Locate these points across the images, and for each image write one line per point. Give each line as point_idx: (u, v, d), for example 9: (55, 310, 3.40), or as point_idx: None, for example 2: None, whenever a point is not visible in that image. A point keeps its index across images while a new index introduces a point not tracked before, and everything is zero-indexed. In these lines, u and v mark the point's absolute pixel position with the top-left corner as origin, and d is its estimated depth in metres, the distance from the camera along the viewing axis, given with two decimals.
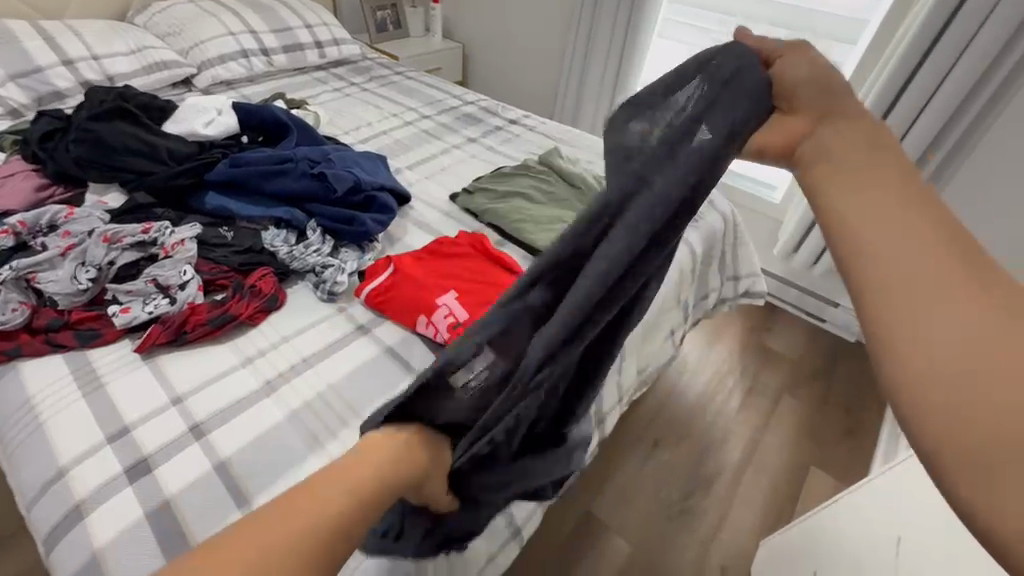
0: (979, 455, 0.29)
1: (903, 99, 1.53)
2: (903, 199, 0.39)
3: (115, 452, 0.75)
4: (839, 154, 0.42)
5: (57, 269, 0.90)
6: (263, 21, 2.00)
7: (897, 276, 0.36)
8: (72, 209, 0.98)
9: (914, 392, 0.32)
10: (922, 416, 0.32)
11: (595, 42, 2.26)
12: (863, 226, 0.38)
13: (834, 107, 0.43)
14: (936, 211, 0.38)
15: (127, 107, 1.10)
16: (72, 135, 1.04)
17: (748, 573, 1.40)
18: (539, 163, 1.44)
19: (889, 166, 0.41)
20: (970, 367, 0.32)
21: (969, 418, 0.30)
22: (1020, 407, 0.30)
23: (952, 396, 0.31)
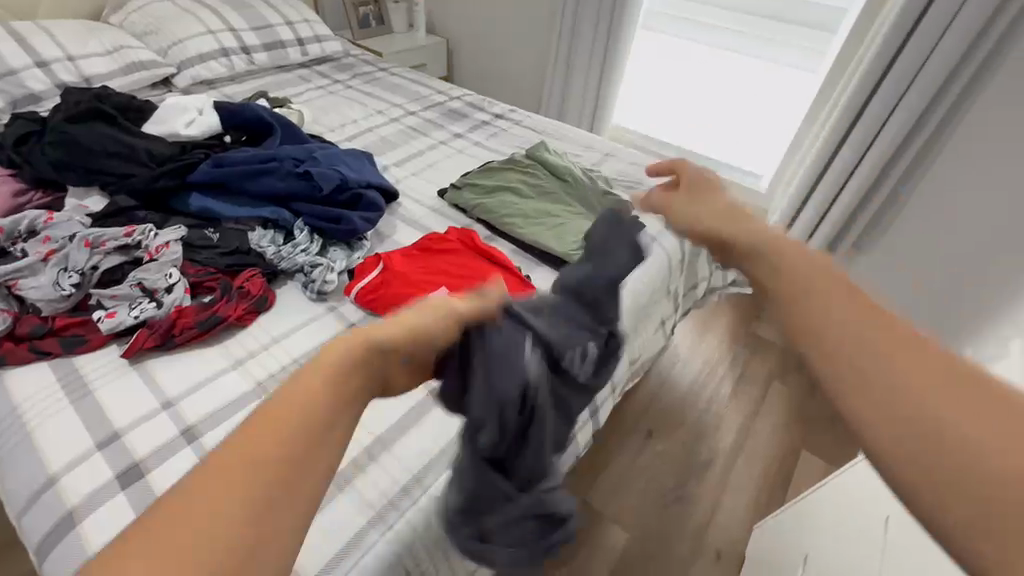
0: (936, 472, 0.32)
1: (888, 79, 1.59)
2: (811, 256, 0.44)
3: (105, 459, 0.74)
4: (756, 240, 0.48)
5: (39, 275, 0.88)
6: (243, 18, 1.97)
7: (825, 314, 0.39)
8: (52, 214, 0.96)
9: (867, 421, 0.34)
10: (878, 441, 0.34)
11: (579, 34, 2.25)
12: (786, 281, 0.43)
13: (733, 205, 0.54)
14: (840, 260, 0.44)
15: (104, 108, 1.07)
16: (48, 138, 1.02)
17: (743, 556, 1.43)
18: (526, 157, 1.44)
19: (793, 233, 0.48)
20: (906, 390, 0.34)
21: (920, 435, 0.33)
22: (954, 421, 0.32)
23: (899, 417, 0.34)
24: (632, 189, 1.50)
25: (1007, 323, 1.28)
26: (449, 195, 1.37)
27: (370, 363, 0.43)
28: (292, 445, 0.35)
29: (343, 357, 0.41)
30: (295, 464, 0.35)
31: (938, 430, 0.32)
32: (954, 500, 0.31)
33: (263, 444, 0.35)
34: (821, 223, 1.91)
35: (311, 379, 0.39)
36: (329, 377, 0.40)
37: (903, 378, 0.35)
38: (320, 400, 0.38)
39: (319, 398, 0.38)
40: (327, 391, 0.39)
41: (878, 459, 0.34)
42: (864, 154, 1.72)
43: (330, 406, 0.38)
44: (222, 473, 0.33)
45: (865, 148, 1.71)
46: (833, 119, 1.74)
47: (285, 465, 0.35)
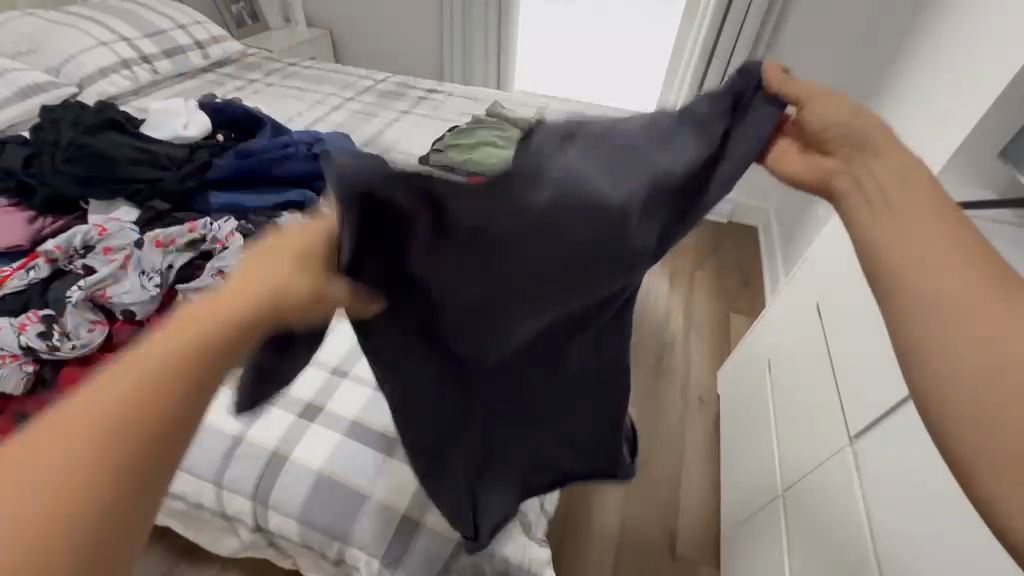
0: (920, 312, 0.46)
1: (729, 23, 2.06)
2: (931, 209, 0.51)
3: (280, 407, 0.84)
4: (884, 188, 0.53)
5: (123, 282, 0.90)
6: (131, 27, 1.83)
7: (892, 232, 0.51)
8: (103, 227, 0.96)
9: (899, 277, 0.49)
10: (903, 291, 0.48)
11: (471, 9, 2.45)
12: (874, 216, 0.53)
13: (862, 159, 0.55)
14: (945, 217, 0.50)
15: (112, 115, 1.06)
16: (61, 154, 0.99)
17: (717, 394, 1.88)
18: (488, 116, 1.64)
19: (930, 198, 0.51)
20: (937, 277, 0.47)
21: (923, 304, 0.46)
22: (953, 307, 0.45)
23: (915, 284, 0.47)
24: None
25: None
26: (432, 158, 1.54)
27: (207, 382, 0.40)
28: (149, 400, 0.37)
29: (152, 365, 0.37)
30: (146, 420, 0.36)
31: (920, 302, 0.46)
32: (939, 345, 0.44)
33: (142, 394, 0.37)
34: None
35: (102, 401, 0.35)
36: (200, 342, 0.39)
37: (936, 288, 0.46)
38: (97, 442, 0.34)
39: (80, 427, 0.34)
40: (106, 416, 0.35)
41: (893, 305, 0.48)
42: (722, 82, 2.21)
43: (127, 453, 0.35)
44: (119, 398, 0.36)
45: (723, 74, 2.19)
46: (696, 55, 2.19)
47: (41, 513, 0.31)
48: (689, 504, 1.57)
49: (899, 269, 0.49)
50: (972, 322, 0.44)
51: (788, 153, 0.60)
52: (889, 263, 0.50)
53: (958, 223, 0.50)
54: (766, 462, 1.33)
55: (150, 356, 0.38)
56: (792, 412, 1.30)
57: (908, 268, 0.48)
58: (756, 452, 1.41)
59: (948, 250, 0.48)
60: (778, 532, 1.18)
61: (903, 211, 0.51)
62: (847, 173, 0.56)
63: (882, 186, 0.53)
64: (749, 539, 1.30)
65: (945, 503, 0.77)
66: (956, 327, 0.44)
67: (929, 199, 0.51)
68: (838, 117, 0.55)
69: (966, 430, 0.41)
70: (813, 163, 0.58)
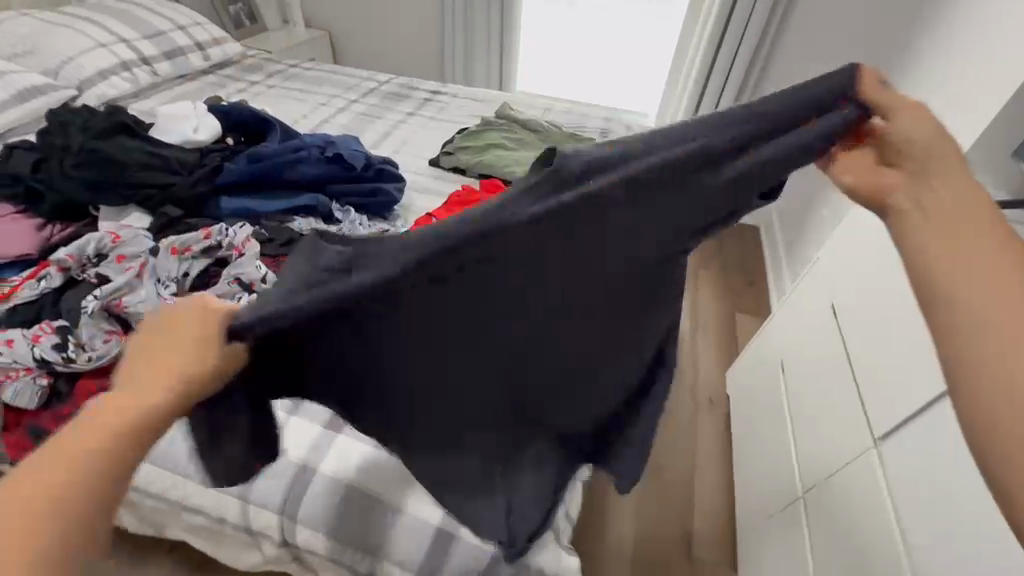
0: (958, 326, 0.46)
1: (733, 24, 2.07)
2: (981, 227, 0.50)
3: (305, 418, 0.83)
4: (936, 202, 0.52)
5: (138, 291, 0.88)
6: (129, 28, 1.79)
7: (940, 244, 0.50)
8: (116, 234, 0.92)
9: (941, 291, 0.49)
10: (944, 305, 0.48)
11: (474, 11, 2.44)
12: (921, 229, 0.52)
13: (921, 170, 0.54)
14: (995, 234, 0.50)
15: (123, 117, 1.02)
16: (72, 160, 0.95)
17: (726, 394, 1.88)
18: (497, 117, 1.63)
19: (983, 215, 0.51)
20: (981, 292, 0.47)
21: (961, 319, 0.46)
22: (990, 323, 0.45)
23: (957, 298, 0.47)
24: (581, 131, 1.78)
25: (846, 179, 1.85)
26: (443, 161, 1.52)
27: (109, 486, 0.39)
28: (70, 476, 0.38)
29: (36, 481, 0.36)
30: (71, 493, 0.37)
31: (958, 315, 0.47)
32: (973, 361, 0.44)
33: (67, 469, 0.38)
34: None
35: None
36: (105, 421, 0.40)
37: (977, 305, 0.46)
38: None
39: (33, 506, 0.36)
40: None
41: (932, 318, 0.49)
42: (726, 83, 2.20)
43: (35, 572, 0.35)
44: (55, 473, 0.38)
45: (727, 75, 2.19)
46: (699, 56, 2.19)
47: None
48: (704, 506, 1.57)
49: (948, 278, 0.48)
50: (1009, 342, 0.44)
51: (848, 167, 0.58)
52: (932, 274, 0.50)
53: (1010, 241, 0.49)
54: (782, 466, 1.33)
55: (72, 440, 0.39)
56: (808, 414, 1.29)
57: (949, 281, 0.48)
58: (771, 455, 1.40)
59: (994, 268, 0.48)
60: (799, 536, 1.18)
61: (953, 227, 0.51)
62: (903, 183, 0.55)
63: (937, 210, 0.52)
64: (766, 542, 1.30)
65: (976, 515, 0.77)
66: (992, 345, 0.44)
67: (983, 217, 0.51)
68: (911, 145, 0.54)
69: (998, 439, 0.41)
70: (869, 172, 0.57)
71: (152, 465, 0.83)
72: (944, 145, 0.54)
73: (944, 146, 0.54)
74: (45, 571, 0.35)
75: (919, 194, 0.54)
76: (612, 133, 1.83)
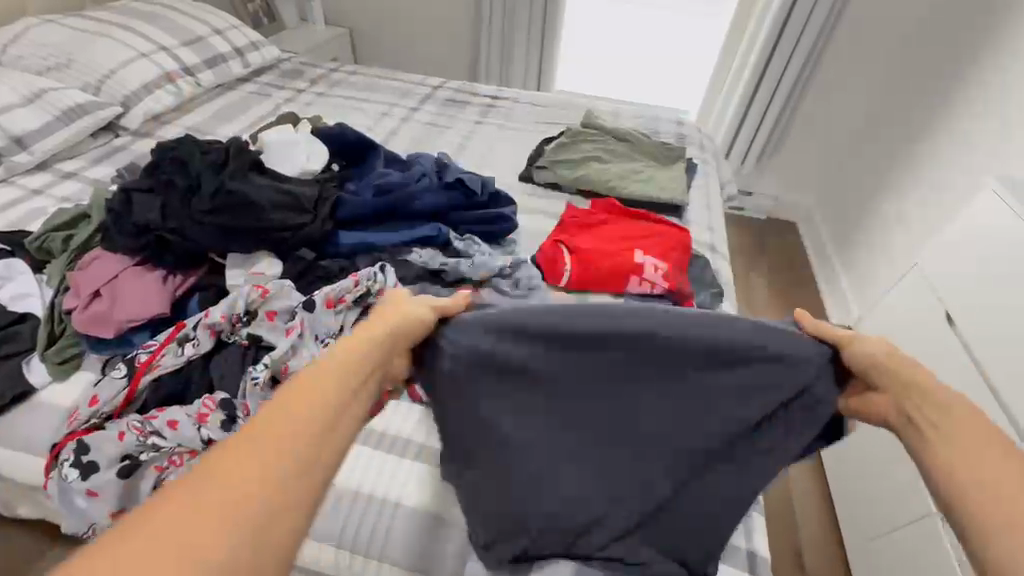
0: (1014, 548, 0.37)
1: (793, 20, 1.98)
2: (973, 437, 0.44)
3: None
4: (921, 411, 0.47)
5: (301, 354, 0.77)
6: (167, 34, 1.63)
7: (950, 459, 0.43)
8: (262, 287, 0.83)
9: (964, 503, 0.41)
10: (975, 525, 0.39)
11: (514, 9, 2.32)
12: (930, 448, 0.44)
13: (890, 383, 0.50)
14: (981, 434, 0.44)
15: (252, 154, 0.91)
16: (200, 203, 0.84)
17: None
18: (583, 128, 1.56)
19: (965, 415, 0.45)
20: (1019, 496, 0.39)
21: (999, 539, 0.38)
22: None
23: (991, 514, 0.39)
24: (658, 138, 1.73)
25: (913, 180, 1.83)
26: (536, 176, 1.44)
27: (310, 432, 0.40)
28: (283, 439, 0.38)
29: (263, 446, 0.38)
30: (283, 466, 0.37)
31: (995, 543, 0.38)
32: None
33: (282, 430, 0.39)
34: (756, 136, 2.28)
35: (210, 471, 0.36)
36: (312, 398, 0.41)
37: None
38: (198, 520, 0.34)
39: (256, 464, 0.37)
40: (260, 454, 0.37)
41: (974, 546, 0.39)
42: (782, 78, 2.12)
43: (229, 524, 0.34)
44: (262, 437, 0.38)
45: (781, 74, 2.12)
46: (754, 52, 2.12)
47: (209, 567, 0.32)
48: (806, 517, 1.57)
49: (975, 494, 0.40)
50: None
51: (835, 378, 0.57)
52: (951, 493, 0.42)
53: (1001, 441, 0.43)
54: (900, 480, 1.33)
55: (286, 415, 0.40)
56: None
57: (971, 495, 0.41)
58: (879, 468, 1.40)
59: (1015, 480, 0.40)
60: (938, 555, 1.18)
61: (952, 434, 0.44)
62: (885, 393, 0.50)
63: (931, 425, 0.46)
64: (889, 558, 1.31)
65: None
66: None
67: (964, 415, 0.45)
68: (877, 356, 0.51)
69: None
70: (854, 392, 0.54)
71: (338, 550, 0.74)
72: (882, 353, 0.51)
73: (882, 353, 0.51)
74: (266, 524, 0.35)
75: (907, 408, 0.47)
76: (688, 138, 1.77)
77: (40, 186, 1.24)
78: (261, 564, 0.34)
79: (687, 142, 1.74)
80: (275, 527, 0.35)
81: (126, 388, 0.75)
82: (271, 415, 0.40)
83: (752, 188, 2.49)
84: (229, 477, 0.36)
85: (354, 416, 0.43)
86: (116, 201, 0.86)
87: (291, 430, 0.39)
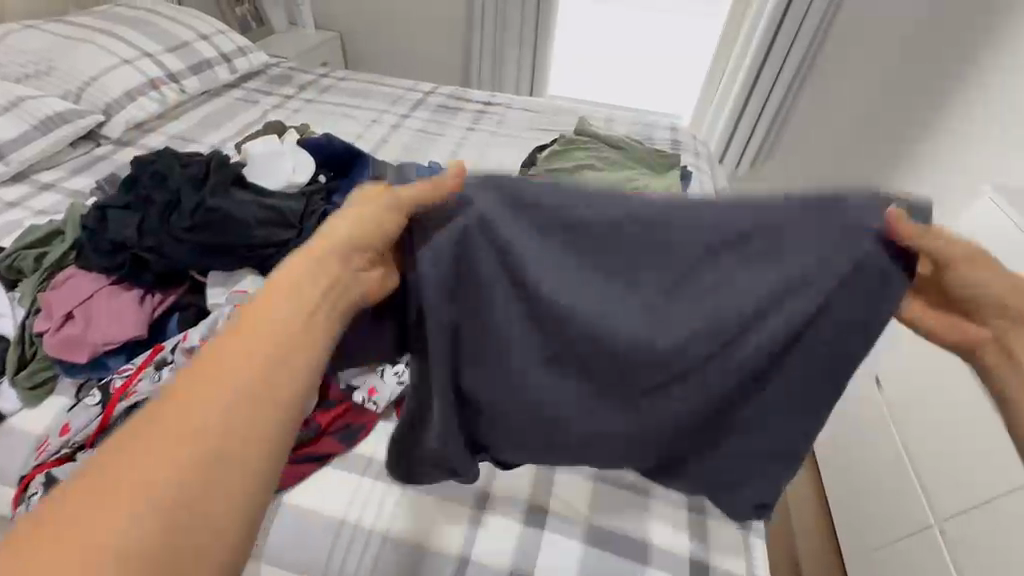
0: None
1: (788, 23, 1.97)
2: None
3: (500, 514, 0.74)
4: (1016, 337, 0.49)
5: None
6: (150, 39, 1.59)
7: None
8: (243, 306, 0.79)
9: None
10: None
11: (506, 13, 2.30)
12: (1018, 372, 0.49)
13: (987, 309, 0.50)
14: None
15: (235, 167, 0.88)
16: (180, 219, 0.81)
17: None
18: (577, 135, 1.54)
19: None
20: None
21: None
22: None
23: None
24: (653, 144, 1.71)
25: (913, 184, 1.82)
26: None
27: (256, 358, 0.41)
28: (231, 375, 0.40)
29: (213, 382, 0.39)
30: (232, 398, 0.39)
31: None
32: None
33: (232, 367, 0.40)
34: (750, 141, 2.27)
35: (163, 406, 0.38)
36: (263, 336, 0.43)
37: None
38: (160, 456, 0.35)
39: (206, 398, 0.38)
40: (211, 388, 0.39)
41: None
42: (776, 80, 2.10)
43: (182, 452, 0.36)
44: (212, 375, 0.39)
45: (777, 75, 2.10)
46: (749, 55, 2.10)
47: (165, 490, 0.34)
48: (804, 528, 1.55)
49: None
50: None
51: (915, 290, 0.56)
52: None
53: None
54: (900, 491, 1.31)
55: (235, 352, 0.41)
56: (926, 439, 1.27)
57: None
58: (877, 478, 1.39)
59: None
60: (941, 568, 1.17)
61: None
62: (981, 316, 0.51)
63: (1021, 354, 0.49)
64: (890, 572, 1.29)
65: None
66: None
67: None
68: (985, 292, 0.50)
69: None
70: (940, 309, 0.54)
71: None
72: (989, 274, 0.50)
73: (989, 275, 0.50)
74: (220, 451, 0.37)
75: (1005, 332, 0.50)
76: (683, 144, 1.75)
77: (16, 198, 1.20)
78: (215, 486, 0.36)
79: (682, 148, 1.72)
80: (227, 452, 0.37)
81: (99, 416, 0.72)
82: (221, 352, 0.41)
83: None
84: (179, 412, 0.37)
85: (304, 350, 0.44)
86: (92, 219, 0.82)
87: (241, 367, 0.40)
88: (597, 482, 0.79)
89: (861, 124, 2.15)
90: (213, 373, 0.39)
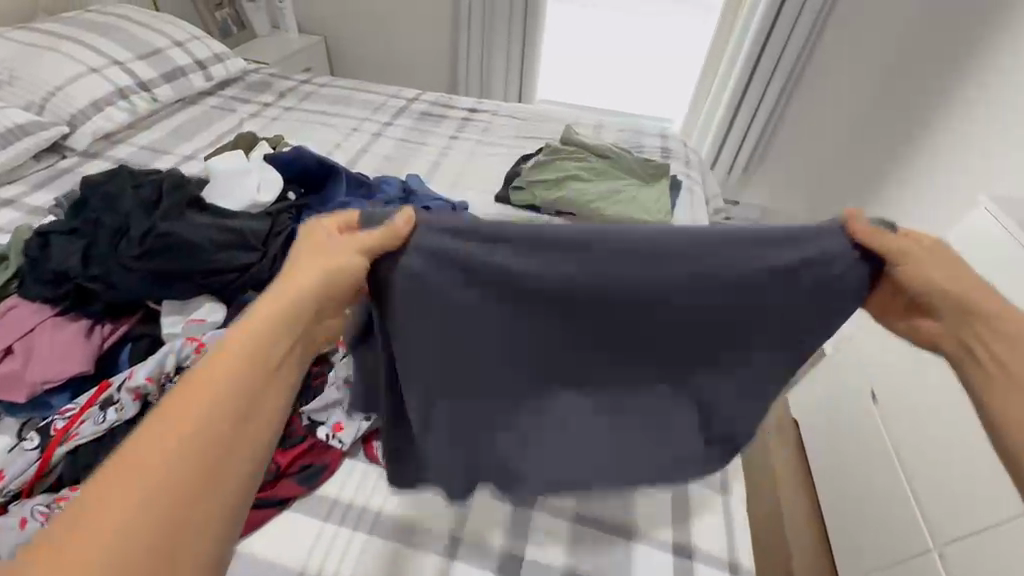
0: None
1: (779, 25, 1.93)
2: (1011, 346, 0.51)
3: (472, 562, 0.70)
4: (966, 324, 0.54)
5: None
6: (121, 46, 1.54)
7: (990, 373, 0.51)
8: (196, 340, 0.74)
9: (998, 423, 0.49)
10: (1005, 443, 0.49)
11: (493, 15, 2.24)
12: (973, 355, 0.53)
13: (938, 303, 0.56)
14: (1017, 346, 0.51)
15: (192, 188, 0.83)
16: (130, 245, 0.75)
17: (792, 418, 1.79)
18: (563, 144, 1.49)
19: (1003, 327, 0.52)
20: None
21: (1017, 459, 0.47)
22: None
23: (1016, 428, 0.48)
24: (642, 152, 1.66)
25: (908, 190, 1.79)
26: (513, 198, 1.37)
27: (230, 410, 0.42)
28: (210, 411, 0.41)
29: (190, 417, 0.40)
30: (212, 434, 0.41)
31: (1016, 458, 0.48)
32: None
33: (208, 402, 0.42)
34: (743, 144, 2.22)
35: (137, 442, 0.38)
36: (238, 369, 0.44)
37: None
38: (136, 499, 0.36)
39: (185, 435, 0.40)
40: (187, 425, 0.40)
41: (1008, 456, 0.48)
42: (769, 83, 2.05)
43: (158, 491, 0.37)
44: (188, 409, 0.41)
45: (769, 77, 2.05)
46: (740, 58, 2.06)
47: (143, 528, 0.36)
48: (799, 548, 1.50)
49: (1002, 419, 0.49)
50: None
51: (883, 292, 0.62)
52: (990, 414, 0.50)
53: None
54: (898, 511, 1.27)
55: (213, 386, 0.42)
56: (924, 457, 1.23)
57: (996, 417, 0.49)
58: (872, 496, 1.35)
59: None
60: None
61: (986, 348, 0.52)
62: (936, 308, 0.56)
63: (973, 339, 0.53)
64: None
65: None
66: None
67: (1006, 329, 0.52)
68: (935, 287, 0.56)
69: None
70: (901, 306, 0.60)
71: None
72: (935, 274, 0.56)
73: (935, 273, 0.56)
74: (199, 487, 0.39)
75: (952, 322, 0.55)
76: (673, 152, 1.71)
77: None
78: (194, 522, 0.38)
79: (672, 156, 1.68)
80: (207, 488, 0.39)
81: (37, 461, 0.66)
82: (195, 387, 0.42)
83: (740, 198, 2.44)
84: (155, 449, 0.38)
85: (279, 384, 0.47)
86: (36, 246, 0.77)
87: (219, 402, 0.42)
88: (577, 522, 0.74)
89: (855, 129, 2.12)
90: (181, 421, 0.40)
